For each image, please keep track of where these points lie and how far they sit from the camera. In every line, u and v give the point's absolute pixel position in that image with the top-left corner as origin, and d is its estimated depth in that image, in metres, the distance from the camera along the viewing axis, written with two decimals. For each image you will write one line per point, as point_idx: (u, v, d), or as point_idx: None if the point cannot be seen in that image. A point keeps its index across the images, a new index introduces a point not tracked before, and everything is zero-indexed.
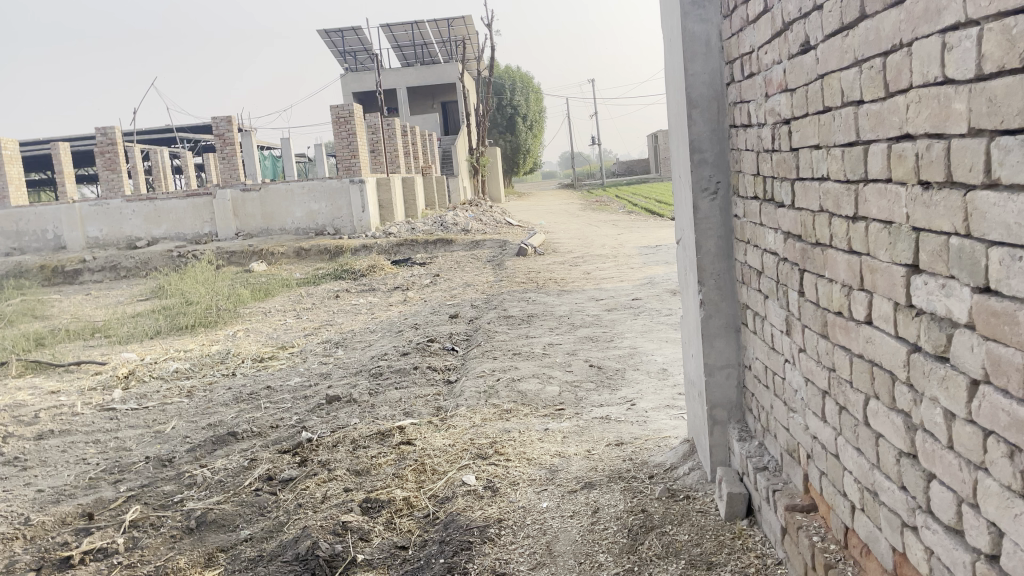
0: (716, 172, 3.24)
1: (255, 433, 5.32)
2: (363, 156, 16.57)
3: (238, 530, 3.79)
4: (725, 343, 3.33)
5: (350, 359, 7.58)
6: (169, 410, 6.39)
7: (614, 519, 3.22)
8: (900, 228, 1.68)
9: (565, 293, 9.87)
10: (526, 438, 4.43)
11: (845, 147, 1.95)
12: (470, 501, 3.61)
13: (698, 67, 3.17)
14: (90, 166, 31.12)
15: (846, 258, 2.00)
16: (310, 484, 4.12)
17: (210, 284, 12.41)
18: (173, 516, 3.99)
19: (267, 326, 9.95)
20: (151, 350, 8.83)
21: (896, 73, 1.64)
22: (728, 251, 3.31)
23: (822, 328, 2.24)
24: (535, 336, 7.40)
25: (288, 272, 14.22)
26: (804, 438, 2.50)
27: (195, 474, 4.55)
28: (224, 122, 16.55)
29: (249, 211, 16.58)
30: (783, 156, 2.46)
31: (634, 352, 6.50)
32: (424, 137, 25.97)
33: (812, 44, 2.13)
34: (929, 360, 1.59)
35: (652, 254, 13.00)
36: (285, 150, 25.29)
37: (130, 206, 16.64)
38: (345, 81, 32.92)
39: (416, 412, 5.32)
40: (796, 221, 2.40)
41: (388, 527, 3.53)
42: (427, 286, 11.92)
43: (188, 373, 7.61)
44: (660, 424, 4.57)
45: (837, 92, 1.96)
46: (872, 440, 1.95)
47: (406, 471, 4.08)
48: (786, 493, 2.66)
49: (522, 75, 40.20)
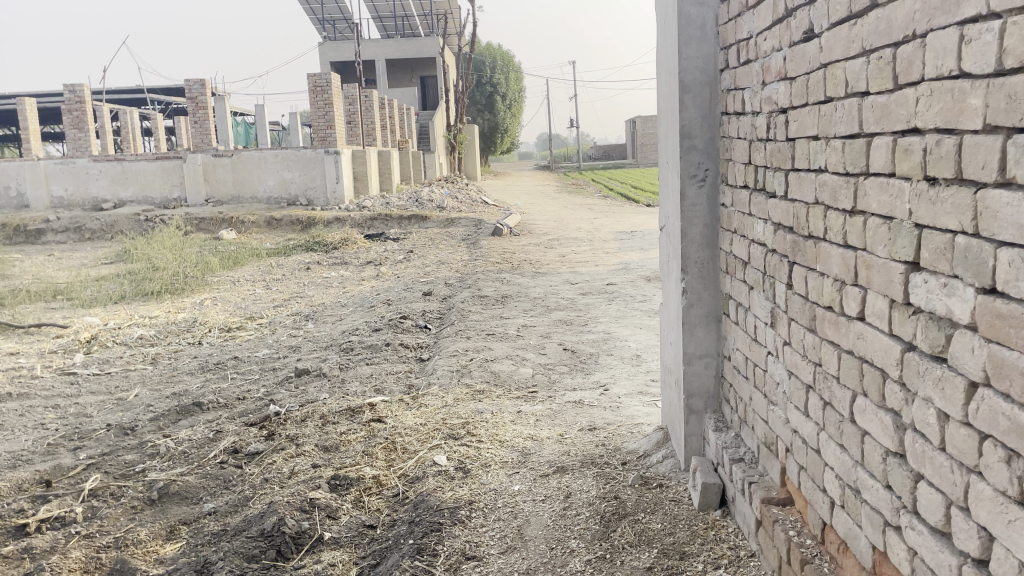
0: (705, 159, 3.20)
1: (222, 404, 5.23)
2: (340, 126, 16.24)
3: (201, 503, 3.70)
4: (705, 332, 3.30)
5: (321, 333, 7.49)
6: (132, 377, 6.25)
7: (586, 505, 3.20)
8: (901, 225, 1.64)
9: (539, 275, 9.84)
10: (498, 420, 4.39)
11: (846, 138, 1.91)
12: (441, 481, 3.56)
13: (693, 50, 3.11)
14: (57, 123, 30.33)
15: (840, 252, 1.97)
16: (277, 458, 4.04)
17: (178, 250, 12.16)
18: (134, 487, 3.89)
19: (235, 295, 9.76)
20: (114, 315, 8.63)
21: (906, 65, 1.59)
22: (713, 240, 3.27)
23: (810, 321, 2.21)
24: (509, 317, 7.35)
25: (258, 241, 13.99)
26: (784, 431, 2.48)
27: (158, 444, 4.45)
28: (197, 85, 16.22)
29: (220, 177, 16.27)
30: (778, 146, 2.42)
31: (607, 337, 6.49)
32: (402, 110, 25.68)
33: (816, 31, 2.08)
34: (925, 360, 1.57)
35: (628, 240, 12.99)
36: (258, 117, 24.83)
37: (96, 166, 16.21)
38: (323, 49, 32.40)
39: (387, 388, 5.27)
40: (788, 212, 2.36)
41: (356, 505, 3.47)
42: (400, 262, 11.79)
43: (152, 340, 7.46)
44: (633, 410, 4.56)
45: (841, 82, 1.92)
46: (857, 437, 1.93)
47: (377, 448, 4.02)
48: (762, 485, 2.65)
49: (503, 53, 39.83)
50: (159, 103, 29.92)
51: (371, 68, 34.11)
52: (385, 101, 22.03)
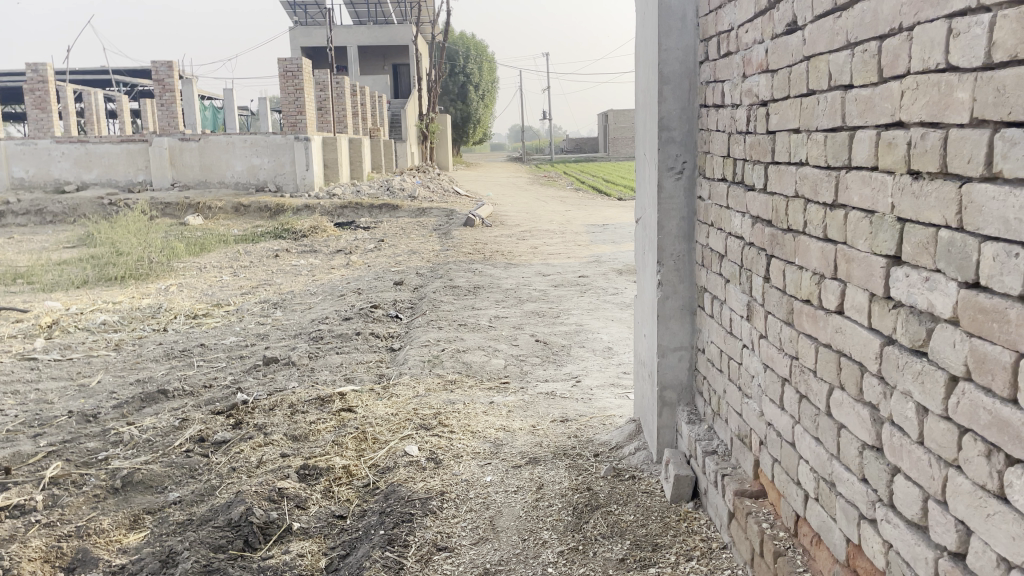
0: (683, 152, 3.19)
1: (187, 392, 5.13)
2: (310, 113, 16.01)
3: (166, 492, 3.63)
4: (679, 325, 3.31)
5: (290, 321, 7.39)
6: (95, 363, 6.12)
7: (559, 496, 3.19)
8: (883, 218, 1.64)
9: (512, 266, 9.82)
10: (470, 410, 4.36)
11: (828, 131, 1.90)
12: (412, 472, 3.53)
13: (673, 42, 3.10)
14: (19, 103, 29.59)
15: (820, 245, 1.96)
16: (245, 447, 3.97)
17: (143, 235, 11.92)
18: (96, 475, 3.80)
19: (202, 282, 9.60)
20: (77, 300, 8.44)
21: (892, 59, 1.59)
22: (689, 233, 3.27)
23: (787, 315, 2.21)
24: (481, 307, 7.32)
25: (225, 228, 13.78)
26: (758, 425, 2.49)
27: (122, 432, 4.35)
28: (164, 67, 15.84)
29: (187, 161, 15.97)
30: (758, 139, 2.42)
31: (579, 329, 6.49)
32: (374, 98, 25.43)
33: (799, 23, 2.07)
34: (904, 354, 1.57)
35: (600, 233, 13.00)
36: (227, 102, 24.42)
37: (59, 148, 15.84)
38: (294, 34, 31.97)
39: (357, 377, 5.22)
40: (766, 206, 2.36)
41: (325, 495, 3.43)
42: (371, 251, 11.68)
43: (116, 326, 7.31)
44: (605, 402, 4.57)
45: (824, 76, 1.91)
46: (833, 431, 1.94)
47: (346, 438, 3.97)
48: (735, 478, 2.65)
49: (476, 43, 39.63)
50: (125, 86, 29.33)
51: (342, 55, 33.72)
52: (356, 88, 21.79)
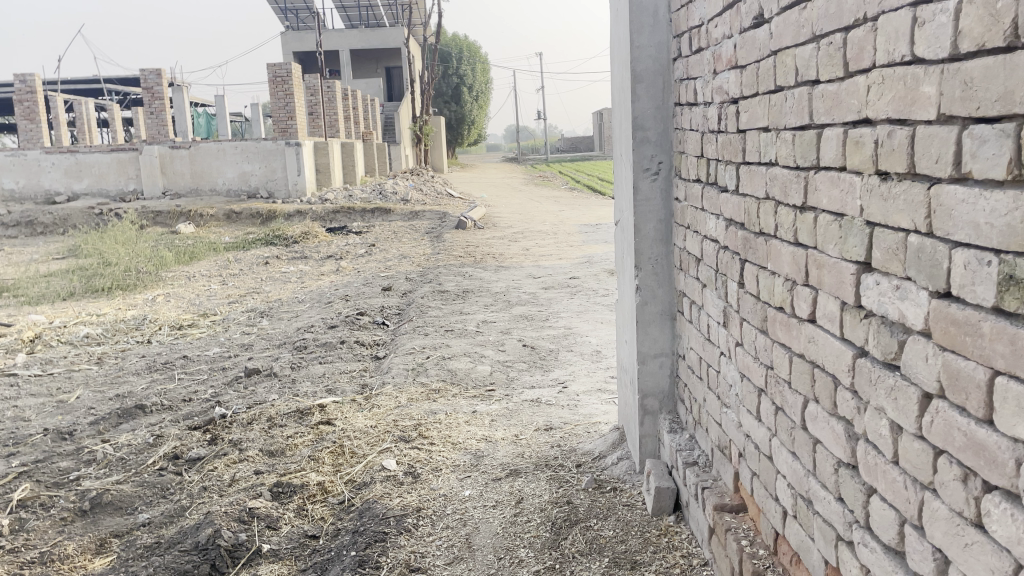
0: (658, 152, 3.09)
1: (165, 406, 5.02)
2: (300, 118, 15.88)
3: (135, 513, 3.52)
4: (659, 330, 3.20)
5: (275, 330, 7.28)
6: (76, 378, 6.01)
7: (538, 511, 3.09)
8: (853, 222, 1.54)
9: (502, 269, 9.70)
10: (452, 421, 4.25)
11: (796, 130, 1.80)
12: (389, 487, 3.43)
13: (645, 39, 3.00)
14: (9, 114, 29.48)
15: (791, 250, 1.86)
16: (219, 464, 3.87)
17: (131, 245, 11.80)
18: (66, 496, 3.69)
19: (190, 291, 9.49)
20: (61, 313, 8.33)
21: (857, 51, 1.48)
22: (667, 236, 3.16)
23: (761, 322, 2.11)
24: (469, 312, 7.20)
25: (216, 235, 13.67)
26: (737, 436, 2.38)
27: (95, 450, 4.23)
28: (154, 75, 15.82)
29: (177, 169, 15.84)
30: (729, 138, 2.31)
31: (568, 332, 6.38)
32: (366, 102, 25.31)
33: (766, 16, 1.97)
34: (877, 367, 1.46)
35: (593, 233, 12.89)
36: (218, 108, 24.28)
37: (48, 158, 15.75)
38: (285, 39, 31.85)
39: (340, 388, 5.11)
40: (739, 208, 2.26)
41: (299, 514, 3.32)
42: (362, 257, 11.57)
43: (99, 339, 7.18)
44: (591, 409, 4.46)
45: (791, 70, 1.81)
46: (808, 446, 1.83)
47: (323, 453, 3.86)
48: (716, 490, 2.55)
49: (469, 44, 39.48)
50: (116, 94, 29.25)
51: (334, 59, 33.61)
52: (347, 92, 21.66)
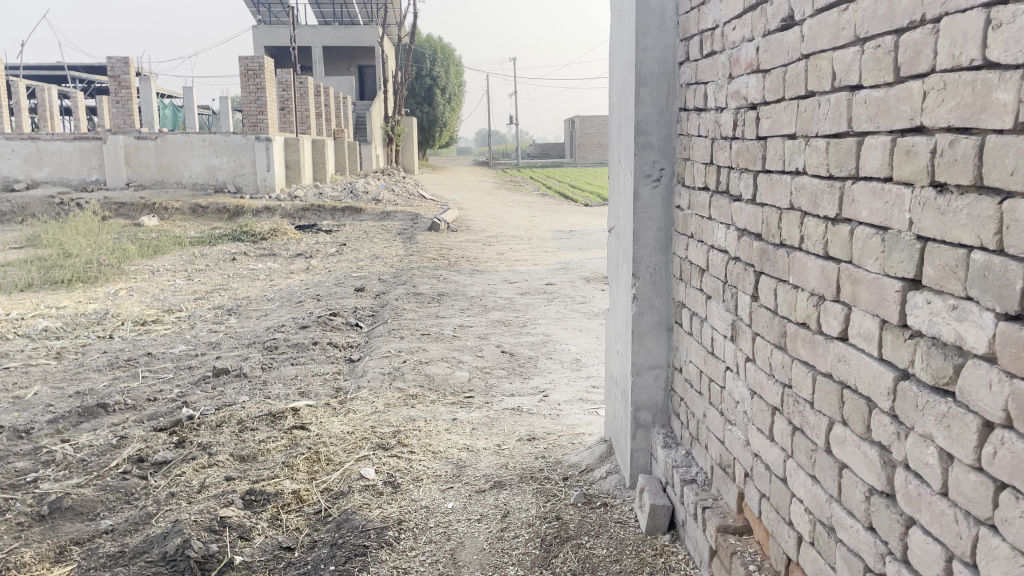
0: (660, 158, 2.99)
1: (129, 406, 4.80)
2: (271, 113, 15.63)
3: (98, 519, 3.31)
4: (655, 341, 3.11)
5: (244, 329, 7.06)
6: (33, 373, 5.74)
7: (525, 526, 2.97)
8: (898, 236, 1.45)
9: (477, 272, 9.58)
10: (432, 429, 4.11)
11: (831, 138, 1.72)
12: (367, 498, 3.29)
13: (651, 41, 2.91)
14: None
15: (820, 263, 1.77)
16: (187, 469, 3.68)
17: (93, 236, 11.38)
18: (22, 499, 3.45)
19: (153, 286, 9.20)
20: (18, 304, 7.98)
21: (912, 54, 1.40)
22: (666, 245, 3.07)
23: (780, 338, 2.02)
24: (445, 316, 7.07)
25: (182, 229, 13.33)
26: (743, 455, 2.29)
27: (54, 451, 4.01)
28: (121, 63, 15.41)
29: (143, 160, 15.42)
30: (747, 145, 2.23)
31: (547, 339, 6.28)
32: (339, 99, 25.02)
33: (797, 18, 1.89)
34: (925, 392, 1.38)
35: (567, 240, 12.82)
36: (185, 101, 23.78)
37: (8, 144, 15.24)
38: (257, 33, 31.38)
39: (313, 391, 4.93)
40: (755, 218, 2.17)
41: (273, 524, 3.16)
42: (332, 256, 11.34)
43: (58, 333, 6.90)
44: (574, 419, 4.35)
45: (827, 74, 1.72)
46: (833, 470, 1.74)
47: (298, 460, 3.70)
48: (717, 511, 2.46)
49: (444, 46, 39.34)
50: (81, 82, 28.59)
51: (306, 55, 33.22)
52: (320, 89, 21.37)
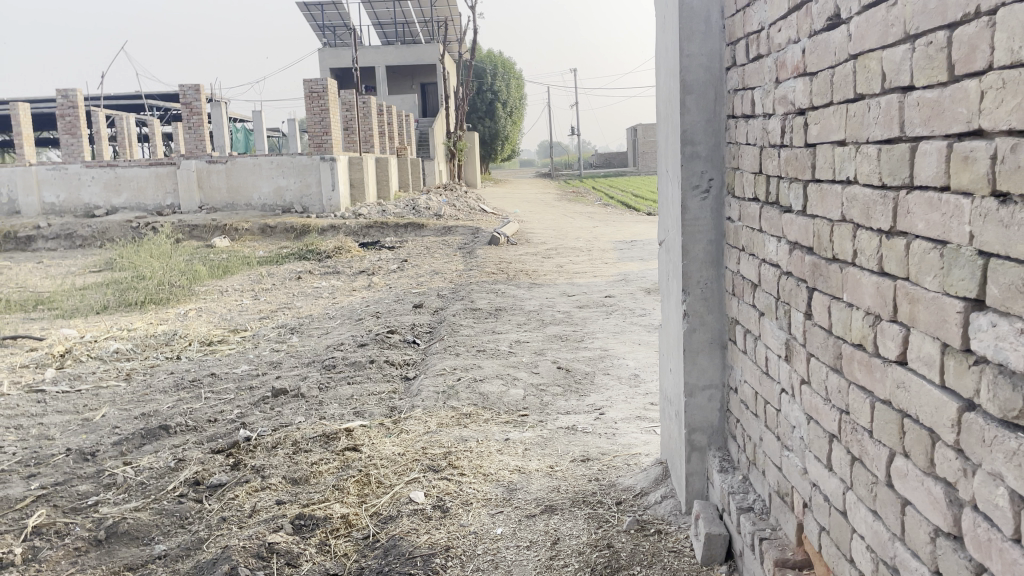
0: (708, 168, 2.86)
1: (190, 428, 4.87)
2: (335, 133, 15.93)
3: (152, 544, 3.34)
4: (709, 360, 2.96)
5: (305, 348, 7.14)
6: (103, 395, 5.89)
7: (575, 554, 2.87)
8: (958, 251, 1.31)
9: (536, 286, 9.52)
10: (483, 450, 4.03)
11: (882, 144, 1.58)
12: (416, 523, 3.23)
13: (695, 47, 2.79)
14: (53, 127, 30.10)
15: (875, 280, 1.63)
16: (240, 492, 3.70)
17: (166, 259, 11.73)
18: (82, 523, 3.52)
19: (221, 306, 9.42)
20: (93, 327, 8.26)
21: (967, 51, 1.26)
22: (717, 258, 2.93)
23: (835, 360, 1.88)
24: (502, 332, 7.00)
25: (250, 249, 13.67)
26: (801, 484, 2.14)
27: (116, 474, 4.09)
28: (192, 90, 15.85)
29: (214, 183, 15.92)
30: (795, 153, 2.10)
31: (604, 354, 6.14)
32: (401, 117, 25.40)
33: (843, 17, 1.75)
34: (991, 425, 1.23)
35: (628, 250, 12.65)
36: (256, 124, 24.49)
37: (89, 172, 15.92)
38: (322, 56, 32.18)
39: (368, 411, 4.93)
40: (806, 230, 2.03)
41: (321, 550, 3.13)
42: (394, 272, 11.43)
43: (129, 354, 7.10)
44: (630, 438, 4.21)
45: (876, 76, 1.59)
46: (896, 506, 1.59)
47: (349, 483, 3.68)
48: (776, 543, 2.31)
49: (504, 60, 39.63)
50: (158, 109, 29.73)
51: (369, 75, 33.89)
52: (383, 107, 21.73)
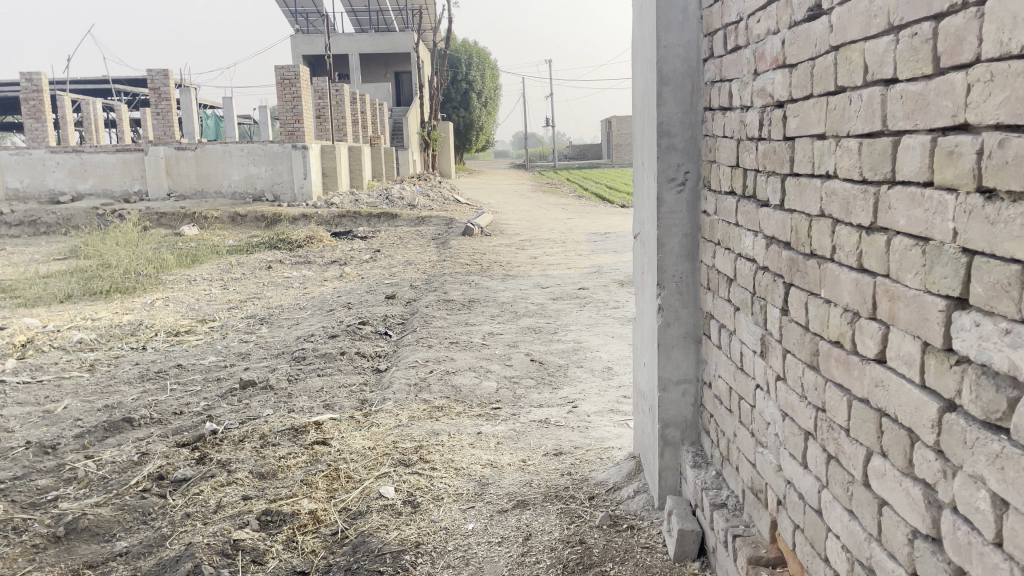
0: (685, 160, 2.83)
1: (155, 420, 4.76)
2: (307, 120, 15.68)
3: (113, 541, 3.25)
4: (683, 354, 2.94)
5: (274, 339, 7.03)
6: (65, 387, 5.74)
7: (547, 551, 2.83)
8: (941, 249, 1.28)
9: (510, 277, 9.46)
10: (455, 444, 3.98)
11: (863, 138, 1.55)
12: (386, 519, 3.18)
13: (673, 37, 2.74)
14: (16, 111, 29.40)
15: (854, 276, 1.60)
16: (205, 487, 3.62)
17: (132, 246, 11.49)
18: (40, 519, 3.41)
19: (189, 296, 9.25)
20: (56, 316, 8.05)
21: (952, 42, 1.23)
22: (693, 251, 2.90)
23: (811, 357, 1.85)
24: (475, 323, 6.94)
25: (220, 238, 13.45)
26: (776, 481, 2.12)
27: (77, 468, 3.98)
28: (160, 75, 15.44)
29: (182, 170, 15.62)
30: (773, 146, 2.06)
31: (578, 347, 6.11)
32: (375, 106, 25.14)
33: (824, 7, 1.72)
34: (972, 426, 1.21)
35: (602, 242, 12.62)
36: (225, 110, 24.09)
37: (53, 157, 15.55)
38: (295, 43, 31.73)
39: (337, 404, 4.85)
40: (784, 225, 2.00)
41: (288, 547, 3.06)
42: (366, 263, 11.30)
43: (92, 345, 6.94)
44: (603, 432, 4.18)
45: (858, 68, 1.56)
46: (872, 506, 1.57)
47: (317, 477, 3.61)
48: (749, 540, 2.29)
49: (479, 50, 39.44)
50: (126, 94, 29.15)
51: (343, 62, 33.52)
52: (356, 95, 21.48)
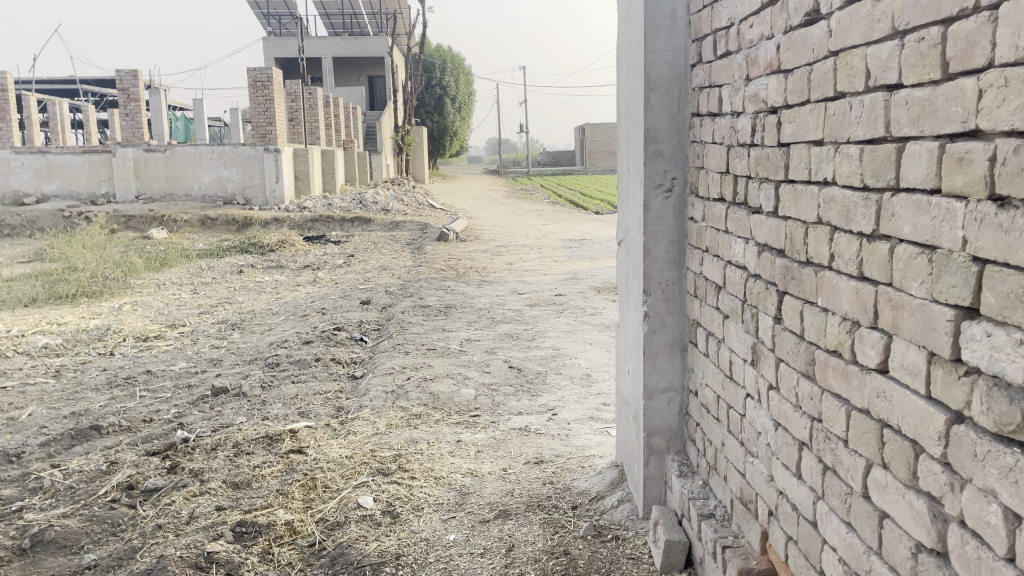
0: (672, 166, 2.80)
1: (124, 428, 4.64)
2: (280, 123, 15.48)
3: (81, 554, 3.14)
4: (669, 362, 2.91)
5: (246, 344, 6.90)
6: (30, 393, 5.57)
7: (531, 562, 2.78)
8: (949, 257, 1.26)
9: (486, 283, 9.40)
10: (434, 452, 3.91)
11: (864, 144, 1.53)
12: (365, 530, 3.10)
13: (661, 42, 2.72)
14: None
15: (854, 285, 1.58)
16: (177, 497, 3.51)
17: (99, 250, 11.25)
18: (4, 531, 3.29)
19: (159, 300, 9.07)
20: (20, 320, 7.85)
21: (963, 47, 1.21)
22: (679, 259, 2.87)
23: (807, 366, 1.82)
24: (452, 330, 6.87)
25: (189, 241, 13.22)
26: (767, 491, 2.09)
27: (43, 478, 3.85)
28: (129, 76, 15.43)
29: (151, 172, 15.35)
30: (767, 152, 2.04)
31: (556, 353, 6.07)
32: (348, 110, 24.95)
33: (823, 12, 1.70)
34: (984, 438, 1.18)
35: (578, 248, 12.62)
36: (196, 112, 23.77)
37: (18, 158, 15.21)
38: (267, 45, 31.43)
39: (313, 412, 4.75)
40: (778, 232, 1.98)
41: (263, 559, 2.98)
42: (339, 268, 11.17)
43: (58, 350, 6.75)
44: (584, 440, 4.14)
45: (859, 73, 1.54)
46: (872, 518, 1.54)
47: (293, 487, 3.52)
48: (739, 551, 2.26)
49: (453, 56, 39.38)
50: (94, 94, 28.65)
51: (316, 66, 33.27)
52: (330, 98, 21.30)
